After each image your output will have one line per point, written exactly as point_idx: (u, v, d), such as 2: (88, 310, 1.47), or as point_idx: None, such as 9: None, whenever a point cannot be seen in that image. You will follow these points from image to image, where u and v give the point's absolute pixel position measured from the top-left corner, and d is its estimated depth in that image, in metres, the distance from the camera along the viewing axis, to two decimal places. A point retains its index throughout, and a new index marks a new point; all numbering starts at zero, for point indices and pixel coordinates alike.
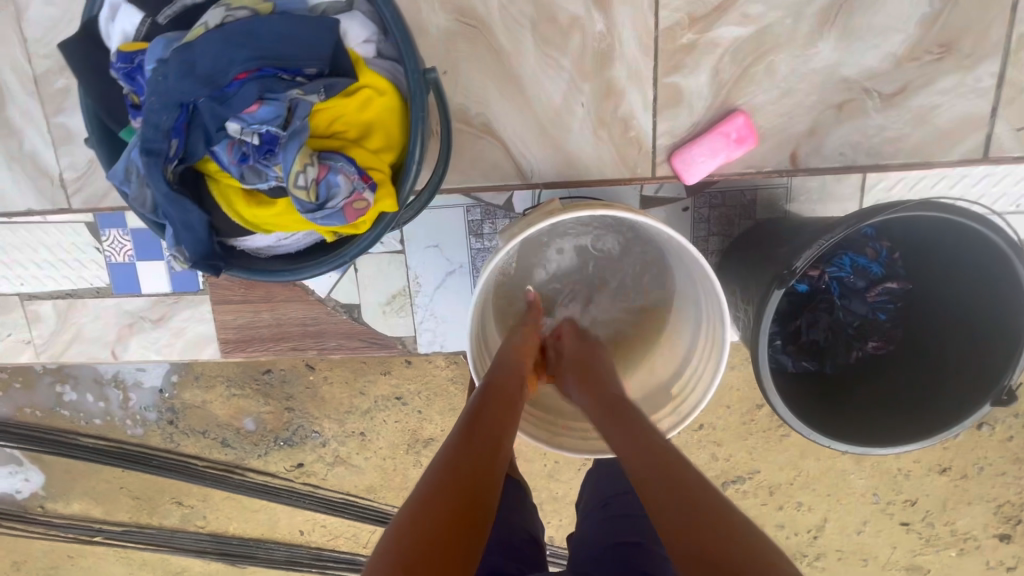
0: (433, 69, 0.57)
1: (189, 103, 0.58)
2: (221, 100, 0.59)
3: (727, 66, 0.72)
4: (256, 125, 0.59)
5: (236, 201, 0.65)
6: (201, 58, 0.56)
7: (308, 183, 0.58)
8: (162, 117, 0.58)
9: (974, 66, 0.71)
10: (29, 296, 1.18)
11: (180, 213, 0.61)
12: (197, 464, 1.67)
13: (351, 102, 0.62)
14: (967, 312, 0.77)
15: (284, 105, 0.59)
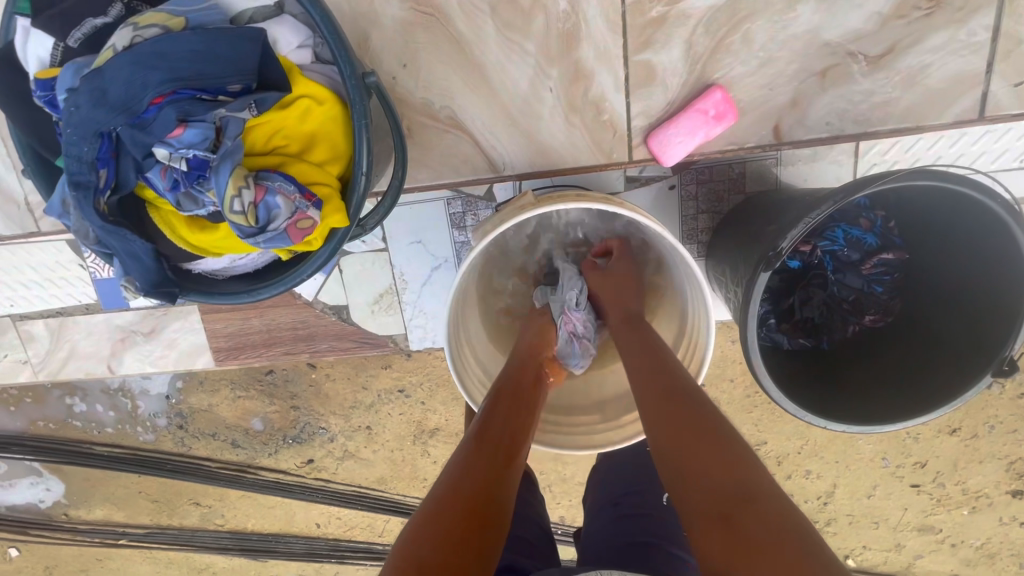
0: (372, 72, 0.55)
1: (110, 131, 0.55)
2: (141, 127, 0.56)
3: (701, 38, 0.68)
4: (183, 150, 0.56)
5: (179, 227, 0.63)
6: (114, 85, 0.53)
7: (245, 208, 0.56)
8: (83, 148, 0.55)
9: (966, 19, 0.66)
10: (20, 316, 1.18)
11: (122, 245, 0.59)
12: (210, 465, 1.70)
13: (290, 115, 0.60)
14: (969, 280, 0.74)
15: (210, 126, 0.56)
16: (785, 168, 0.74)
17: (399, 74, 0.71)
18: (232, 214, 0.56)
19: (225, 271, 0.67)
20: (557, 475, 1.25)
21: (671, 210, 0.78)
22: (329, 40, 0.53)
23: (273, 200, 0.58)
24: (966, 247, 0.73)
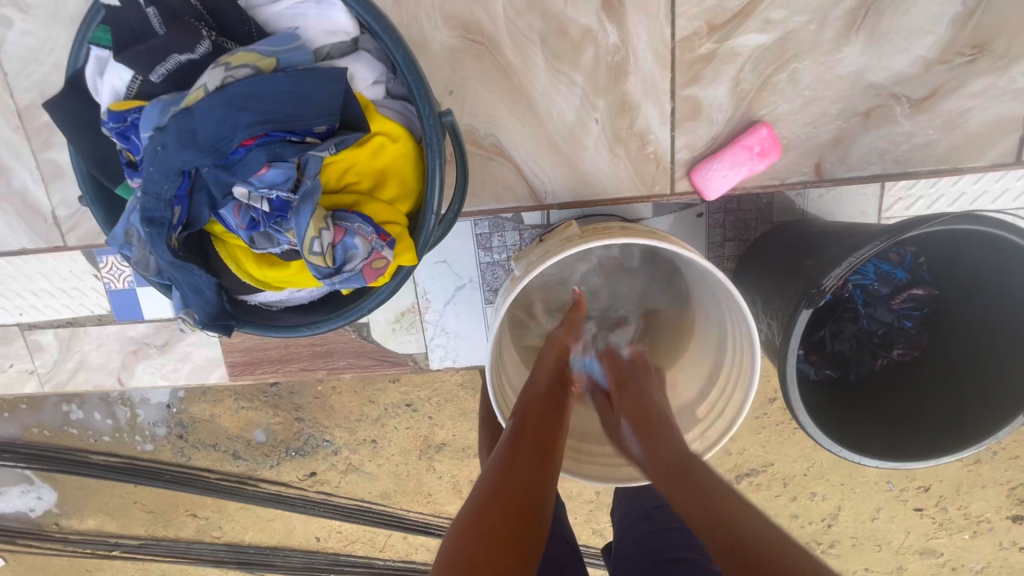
0: (450, 111, 0.54)
1: (191, 170, 0.52)
2: (224, 166, 0.53)
3: (748, 76, 0.69)
4: (265, 188, 0.55)
5: (245, 261, 0.62)
6: (202, 125, 0.51)
7: (324, 249, 0.55)
8: (163, 185, 0.52)
9: (1009, 66, 0.67)
10: (29, 325, 1.16)
11: (188, 279, 0.57)
12: (210, 476, 1.67)
13: (364, 151, 0.59)
14: (994, 316, 0.75)
15: (294, 165, 0.55)
16: (809, 202, 0.77)
17: (445, 100, 0.71)
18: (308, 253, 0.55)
19: (280, 302, 0.67)
20: (565, 491, 1.24)
21: (696, 234, 0.80)
22: (410, 80, 0.52)
23: (350, 240, 0.57)
24: (997, 291, 0.74)
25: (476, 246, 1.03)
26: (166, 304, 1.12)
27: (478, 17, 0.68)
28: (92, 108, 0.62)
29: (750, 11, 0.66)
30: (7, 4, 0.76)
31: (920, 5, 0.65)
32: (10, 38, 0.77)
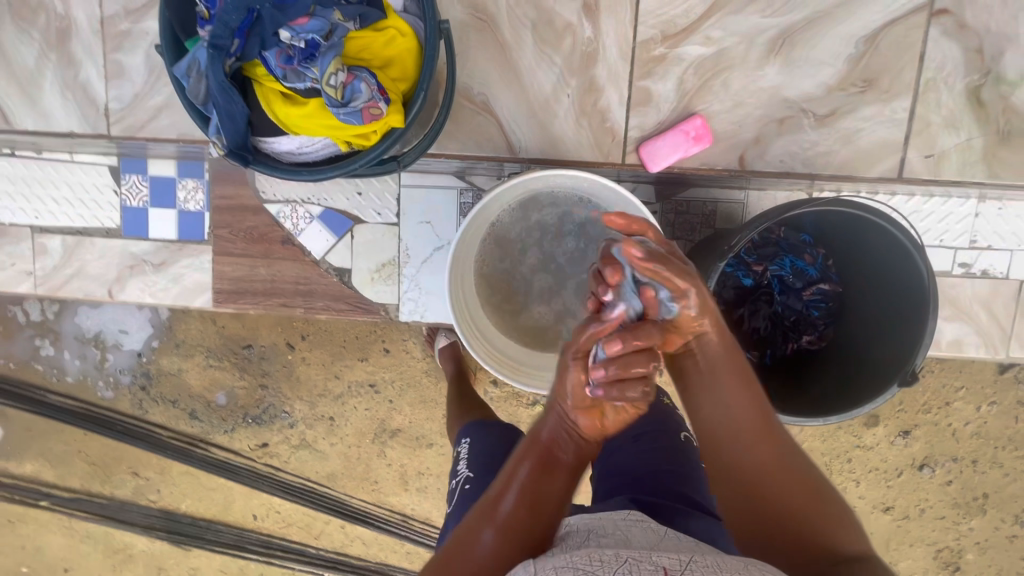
0: (448, 21, 0.62)
1: (256, 9, 0.61)
2: (280, 10, 0.62)
3: (691, 78, 0.87)
4: (303, 35, 0.62)
5: (276, 105, 0.65)
6: None
7: (337, 83, 0.61)
8: (231, 16, 0.61)
9: (891, 100, 0.86)
10: (41, 229, 1.25)
11: (225, 102, 0.62)
12: (162, 433, 1.71)
13: (378, 37, 0.65)
14: (885, 308, 0.87)
15: (329, 22, 0.62)
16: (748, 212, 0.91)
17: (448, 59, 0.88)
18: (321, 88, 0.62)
19: (289, 155, 0.67)
20: None
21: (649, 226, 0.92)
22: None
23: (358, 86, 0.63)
24: (889, 282, 0.86)
25: (458, 212, 1.18)
26: (171, 226, 1.23)
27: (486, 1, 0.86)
28: None
29: (695, 28, 0.85)
30: None
31: (824, 44, 0.85)
32: None
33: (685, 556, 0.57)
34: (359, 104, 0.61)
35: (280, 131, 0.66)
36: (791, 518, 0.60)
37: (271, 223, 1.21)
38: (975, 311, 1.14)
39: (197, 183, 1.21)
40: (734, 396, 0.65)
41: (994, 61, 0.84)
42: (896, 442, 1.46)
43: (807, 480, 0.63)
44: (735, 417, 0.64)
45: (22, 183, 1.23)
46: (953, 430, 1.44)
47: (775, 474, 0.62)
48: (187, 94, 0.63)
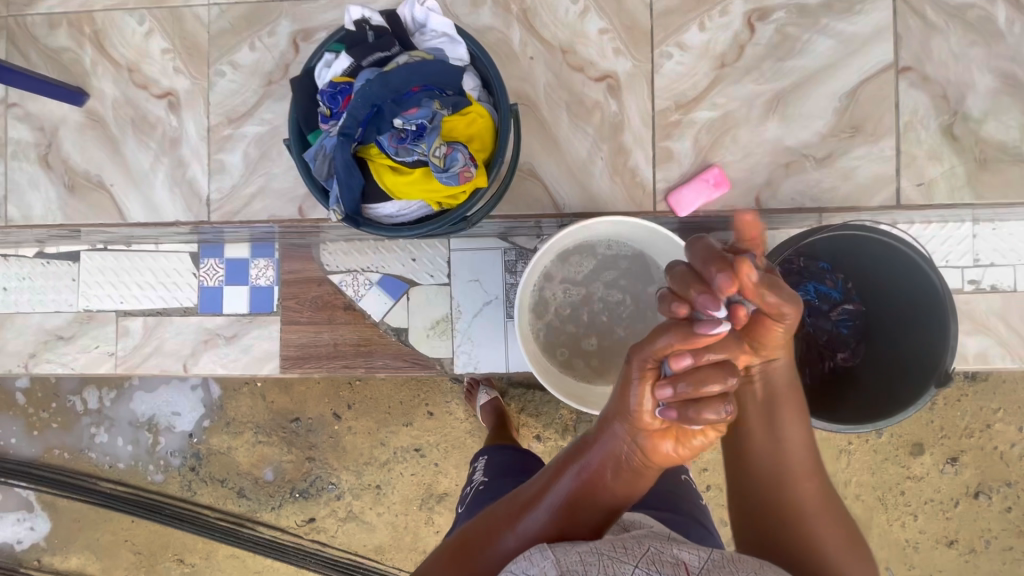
0: (518, 103, 0.77)
1: (378, 105, 0.72)
2: (397, 103, 0.73)
3: (704, 136, 1.02)
4: (413, 121, 0.73)
5: (385, 177, 0.76)
6: (393, 76, 0.71)
7: (439, 154, 0.72)
8: (359, 112, 0.72)
9: (878, 141, 1.01)
10: (124, 313, 1.39)
11: (348, 176, 0.73)
12: (210, 515, 1.73)
13: (466, 118, 0.75)
14: (909, 321, 0.96)
15: (433, 109, 0.73)
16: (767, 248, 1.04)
17: None
18: (427, 160, 0.73)
19: (391, 218, 0.79)
20: None
21: None
22: (492, 77, 0.76)
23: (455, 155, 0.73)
24: (909, 295, 0.96)
25: (503, 268, 1.31)
26: (243, 301, 1.36)
27: (527, 90, 1.05)
28: (305, 80, 0.77)
29: (703, 97, 1.02)
30: (225, 63, 1.09)
31: (812, 101, 1.01)
32: (221, 83, 1.09)
33: (706, 549, 0.59)
34: (460, 169, 0.72)
35: (386, 198, 0.78)
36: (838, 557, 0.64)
37: (333, 292, 1.34)
38: (992, 325, 1.22)
39: (268, 261, 1.35)
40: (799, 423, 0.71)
41: (959, 103, 1.00)
42: (946, 470, 1.47)
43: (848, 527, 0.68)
44: (792, 436, 0.70)
45: (111, 272, 1.38)
46: (1000, 453, 1.46)
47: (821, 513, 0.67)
48: (314, 175, 0.75)
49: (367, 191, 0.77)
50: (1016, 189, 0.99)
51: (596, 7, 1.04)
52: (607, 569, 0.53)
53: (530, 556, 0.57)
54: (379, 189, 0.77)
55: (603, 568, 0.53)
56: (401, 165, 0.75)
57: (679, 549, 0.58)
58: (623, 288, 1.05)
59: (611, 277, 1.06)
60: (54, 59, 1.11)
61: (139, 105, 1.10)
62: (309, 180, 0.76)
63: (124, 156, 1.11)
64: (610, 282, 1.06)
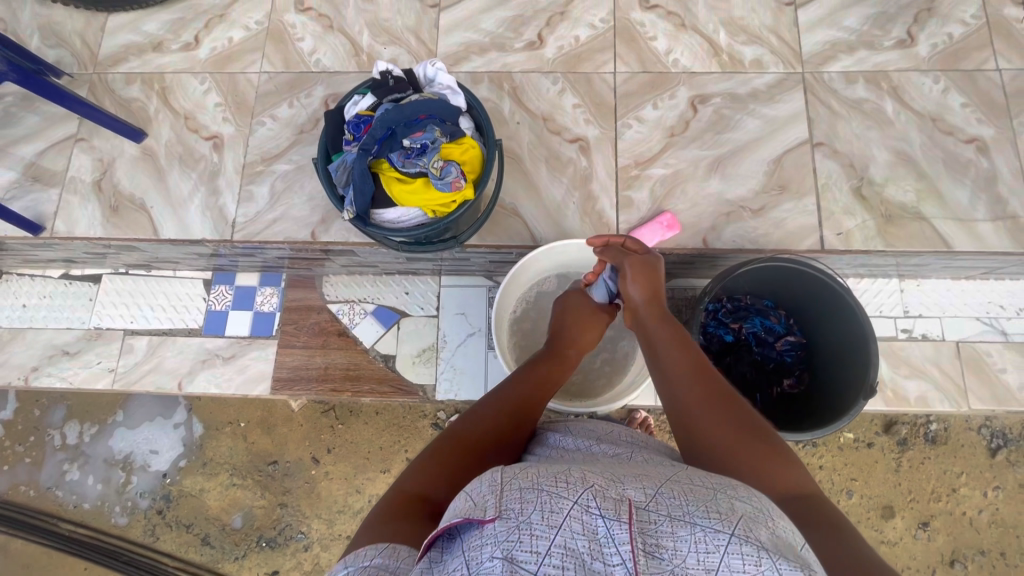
0: (502, 137, 0.97)
1: (392, 128, 0.92)
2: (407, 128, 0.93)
3: (659, 188, 1.23)
4: (418, 142, 0.92)
5: (393, 186, 0.94)
6: (406, 108, 0.92)
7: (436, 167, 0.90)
8: (376, 131, 0.91)
9: (802, 198, 1.21)
10: (132, 332, 1.48)
11: (362, 180, 0.90)
12: (168, 564, 1.64)
13: (460, 144, 0.94)
14: (841, 344, 1.09)
15: (434, 134, 0.93)
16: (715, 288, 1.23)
17: None
18: (427, 172, 0.91)
19: (393, 221, 0.95)
20: None
21: None
22: (483, 117, 0.97)
23: (449, 169, 0.91)
24: (838, 321, 1.09)
25: (487, 303, 1.45)
26: (246, 325, 1.47)
27: (513, 146, 1.27)
28: (337, 113, 0.98)
29: (657, 158, 1.25)
30: (267, 116, 1.32)
31: (746, 164, 1.24)
32: (260, 131, 1.31)
33: (652, 486, 0.57)
34: (452, 179, 0.90)
35: (391, 204, 0.95)
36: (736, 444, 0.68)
37: (331, 319, 1.45)
38: (929, 372, 1.35)
39: (274, 289, 1.48)
40: (677, 352, 0.82)
41: (865, 171, 1.22)
42: (919, 536, 1.46)
43: (751, 420, 0.71)
44: (673, 362, 0.81)
45: (128, 294, 1.51)
46: (970, 519, 1.46)
47: (716, 412, 0.72)
48: (335, 181, 0.93)
49: (376, 198, 0.94)
50: (920, 241, 1.18)
51: (571, 88, 1.30)
52: (547, 506, 0.51)
53: (480, 482, 0.56)
54: (387, 197, 0.95)
55: (542, 506, 0.50)
56: (406, 176, 0.93)
57: (626, 488, 0.55)
58: None
59: None
60: (124, 106, 1.34)
61: (189, 145, 1.31)
62: (328, 188, 0.93)
63: (167, 184, 1.30)
64: None
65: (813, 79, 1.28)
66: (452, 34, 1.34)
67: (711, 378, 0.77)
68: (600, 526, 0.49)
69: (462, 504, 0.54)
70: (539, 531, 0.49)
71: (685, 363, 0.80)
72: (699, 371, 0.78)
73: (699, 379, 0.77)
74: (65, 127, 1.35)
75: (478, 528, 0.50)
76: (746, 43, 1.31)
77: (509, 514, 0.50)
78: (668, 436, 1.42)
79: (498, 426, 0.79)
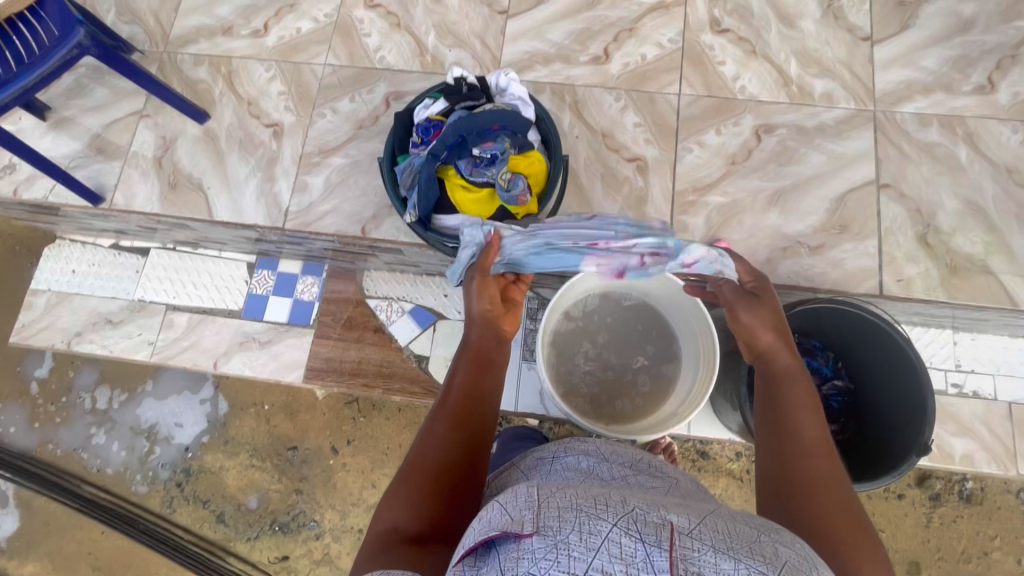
0: (568, 153, 0.98)
1: (463, 136, 0.94)
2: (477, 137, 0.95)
3: (716, 216, 1.21)
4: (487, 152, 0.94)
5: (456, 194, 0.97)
6: (479, 117, 0.94)
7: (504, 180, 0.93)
8: (448, 138, 0.93)
9: (863, 239, 1.18)
10: (173, 307, 1.50)
11: (429, 185, 0.93)
12: (182, 538, 1.65)
13: (527, 158, 0.96)
14: (893, 396, 1.05)
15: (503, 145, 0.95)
16: None
17: None
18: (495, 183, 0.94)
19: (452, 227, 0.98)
20: None
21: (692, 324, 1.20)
22: (552, 131, 0.99)
23: (515, 182, 0.94)
24: (892, 372, 1.05)
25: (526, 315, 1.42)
26: (286, 311, 1.48)
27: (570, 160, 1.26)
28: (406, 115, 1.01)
29: (716, 185, 1.22)
30: (328, 108, 1.33)
31: (808, 199, 1.21)
32: (321, 122, 1.32)
33: (695, 517, 0.55)
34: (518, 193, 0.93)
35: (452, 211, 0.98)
36: (839, 533, 0.63)
37: (368, 314, 1.46)
38: (975, 430, 1.30)
39: (315, 278, 1.49)
40: (805, 414, 0.77)
41: (932, 218, 1.18)
42: None
43: (857, 515, 0.66)
44: (801, 418, 0.76)
45: (173, 269, 1.53)
46: None
47: (825, 488, 0.69)
48: (401, 183, 0.96)
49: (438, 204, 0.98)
50: (983, 296, 1.14)
51: (634, 106, 1.28)
52: (585, 529, 0.49)
53: (520, 496, 0.55)
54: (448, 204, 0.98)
55: (580, 526, 0.49)
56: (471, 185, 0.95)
57: (669, 514, 0.53)
58: (634, 338, 1.20)
59: (626, 326, 1.20)
60: (191, 87, 1.37)
61: (250, 130, 1.33)
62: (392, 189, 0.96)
63: (225, 167, 1.31)
64: (624, 330, 1.20)
65: (884, 117, 1.24)
66: (518, 42, 1.34)
67: (829, 457, 0.72)
68: (639, 551, 0.47)
69: (498, 517, 0.54)
70: (577, 554, 0.47)
71: (803, 426, 0.76)
72: (821, 443, 0.74)
73: (819, 453, 0.73)
74: (132, 102, 1.38)
75: (516, 542, 0.49)
76: (817, 75, 1.28)
77: (548, 531, 0.49)
78: (691, 465, 1.38)
79: (451, 436, 0.76)
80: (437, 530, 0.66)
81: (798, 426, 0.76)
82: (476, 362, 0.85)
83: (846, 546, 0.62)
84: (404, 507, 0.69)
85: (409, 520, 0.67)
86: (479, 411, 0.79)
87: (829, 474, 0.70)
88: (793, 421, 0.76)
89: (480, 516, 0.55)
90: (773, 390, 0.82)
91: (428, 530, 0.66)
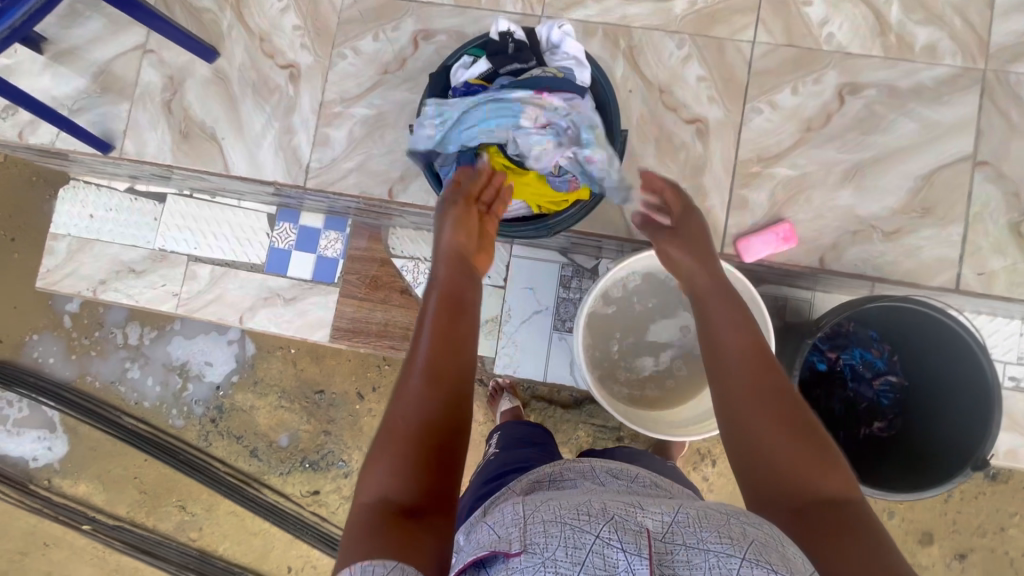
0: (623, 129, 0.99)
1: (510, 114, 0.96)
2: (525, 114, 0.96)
3: (780, 192, 1.08)
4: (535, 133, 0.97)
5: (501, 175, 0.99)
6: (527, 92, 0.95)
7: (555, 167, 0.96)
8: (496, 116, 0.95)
9: (947, 225, 1.05)
10: (196, 258, 1.46)
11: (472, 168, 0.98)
12: (220, 469, 1.69)
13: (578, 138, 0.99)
14: (952, 402, 0.99)
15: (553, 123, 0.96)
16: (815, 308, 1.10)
17: None
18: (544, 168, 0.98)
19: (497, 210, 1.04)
20: None
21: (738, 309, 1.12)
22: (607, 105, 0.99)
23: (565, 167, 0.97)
24: (955, 376, 0.98)
25: (559, 283, 1.35)
26: (309, 269, 1.42)
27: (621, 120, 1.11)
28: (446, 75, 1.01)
29: (784, 156, 1.08)
30: (349, 49, 1.18)
31: (889, 176, 1.06)
32: (342, 65, 1.18)
33: (671, 511, 0.54)
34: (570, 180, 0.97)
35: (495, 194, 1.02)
36: (782, 455, 0.63)
37: (394, 275, 1.40)
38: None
39: (338, 235, 1.42)
40: (732, 329, 0.75)
41: None
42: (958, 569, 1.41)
43: (803, 422, 0.66)
44: (725, 337, 0.75)
45: (192, 217, 1.47)
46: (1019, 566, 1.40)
47: (767, 406, 0.67)
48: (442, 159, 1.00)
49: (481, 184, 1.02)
50: None
51: (698, 56, 1.11)
52: (570, 541, 0.50)
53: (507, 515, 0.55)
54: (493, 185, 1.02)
55: (565, 542, 0.49)
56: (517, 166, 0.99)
57: (645, 515, 0.53)
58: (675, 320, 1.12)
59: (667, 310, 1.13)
60: (196, 17, 1.22)
61: (264, 72, 1.20)
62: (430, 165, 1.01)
63: (239, 114, 1.20)
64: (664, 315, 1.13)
65: (995, 79, 1.06)
66: None
67: (768, 369, 0.70)
68: (621, 562, 0.47)
69: (488, 536, 0.55)
70: (564, 568, 0.48)
71: (737, 342, 0.74)
72: (758, 357, 0.72)
73: (754, 366, 0.71)
74: (133, 34, 1.24)
75: (506, 563, 0.50)
76: (922, 23, 1.08)
77: (534, 550, 0.49)
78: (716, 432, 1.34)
79: (435, 396, 0.66)
80: (431, 499, 0.59)
81: (728, 344, 0.74)
82: (447, 308, 0.78)
83: (789, 466, 0.62)
84: (385, 476, 0.61)
85: (400, 490, 0.59)
86: (457, 367, 0.70)
87: (757, 387, 0.69)
88: (720, 341, 0.75)
89: (475, 534, 0.56)
90: (704, 310, 0.81)
91: (423, 500, 0.59)
